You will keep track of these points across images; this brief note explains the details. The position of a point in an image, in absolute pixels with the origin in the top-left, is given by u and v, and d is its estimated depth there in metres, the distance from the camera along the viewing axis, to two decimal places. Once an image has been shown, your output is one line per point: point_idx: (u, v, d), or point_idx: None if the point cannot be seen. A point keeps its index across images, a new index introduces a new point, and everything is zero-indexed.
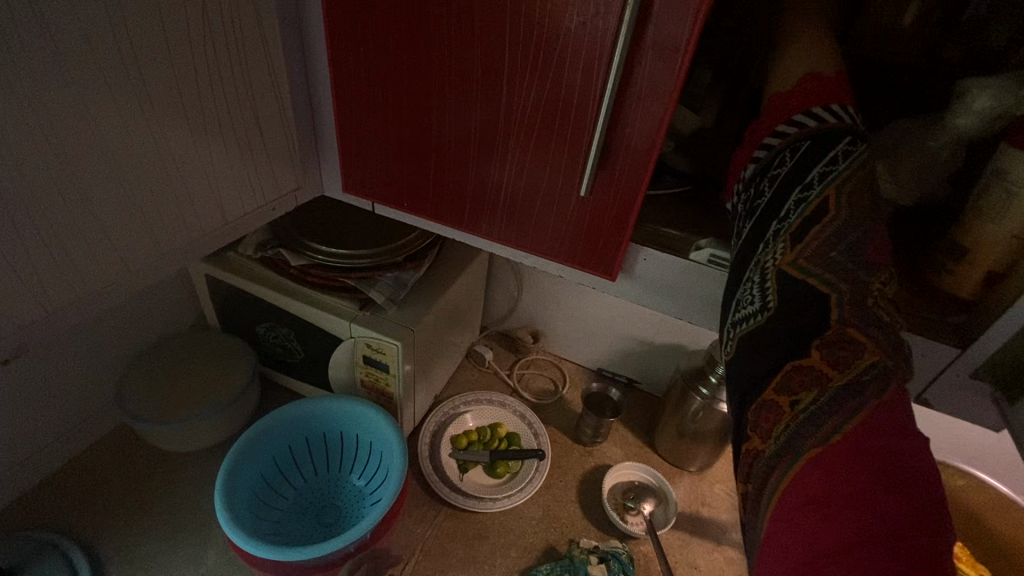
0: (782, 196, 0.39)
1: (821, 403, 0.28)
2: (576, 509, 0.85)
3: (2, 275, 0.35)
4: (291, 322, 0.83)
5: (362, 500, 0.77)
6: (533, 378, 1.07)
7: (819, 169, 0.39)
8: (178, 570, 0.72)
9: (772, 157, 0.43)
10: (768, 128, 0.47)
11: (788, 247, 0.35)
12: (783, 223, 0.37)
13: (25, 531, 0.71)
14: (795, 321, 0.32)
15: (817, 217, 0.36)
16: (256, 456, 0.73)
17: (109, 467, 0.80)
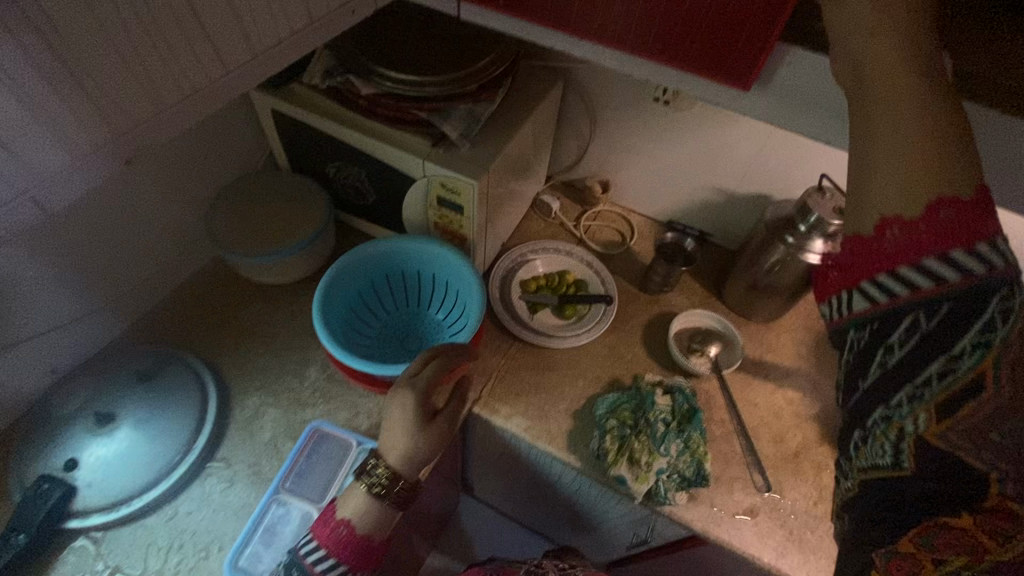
0: (925, 358, 0.32)
1: (972, 568, 0.33)
2: (641, 350, 0.88)
3: (86, 59, 0.34)
4: (362, 161, 0.82)
5: (442, 332, 0.83)
6: (600, 229, 1.04)
7: (972, 333, 0.31)
8: (286, 382, 0.81)
9: (897, 309, 0.33)
10: (882, 257, 0.33)
11: (929, 419, 0.32)
12: (918, 389, 0.33)
13: (151, 345, 0.80)
14: (933, 488, 0.33)
15: (965, 396, 0.31)
16: (344, 286, 0.77)
17: (211, 295, 0.87)
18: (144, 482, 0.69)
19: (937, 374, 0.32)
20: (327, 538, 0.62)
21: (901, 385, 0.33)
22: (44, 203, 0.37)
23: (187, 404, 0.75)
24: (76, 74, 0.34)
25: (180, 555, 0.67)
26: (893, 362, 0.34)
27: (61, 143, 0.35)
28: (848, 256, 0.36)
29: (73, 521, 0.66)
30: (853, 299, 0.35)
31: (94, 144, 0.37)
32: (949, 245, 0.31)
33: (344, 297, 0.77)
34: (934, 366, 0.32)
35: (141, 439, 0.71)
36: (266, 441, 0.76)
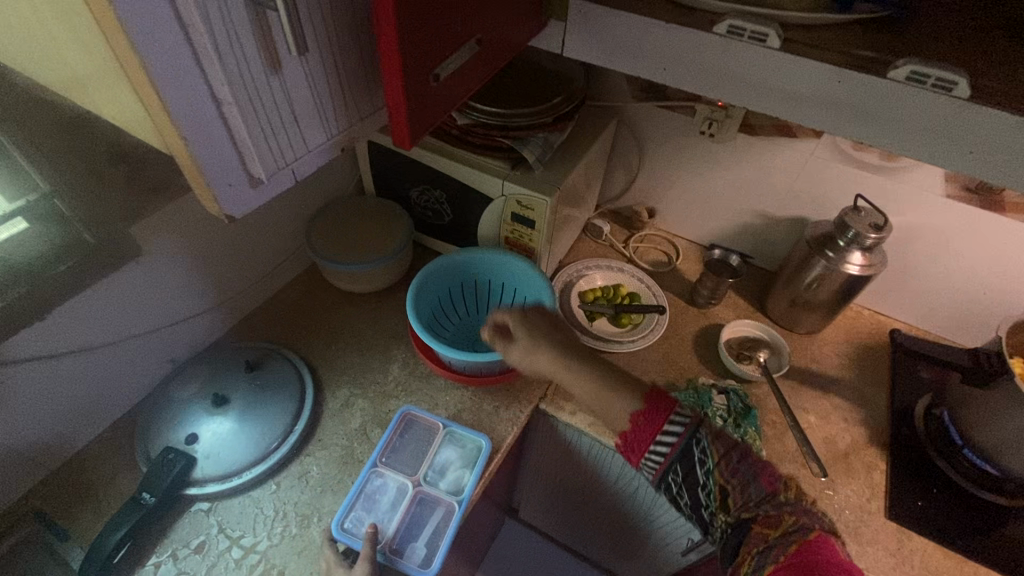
0: (685, 481, 0.60)
1: (760, 554, 0.53)
2: (694, 357, 0.95)
3: (348, 50, 0.38)
4: (444, 184, 0.93)
5: None
6: (647, 251, 1.14)
7: (695, 463, 0.58)
8: (371, 376, 0.90)
9: (663, 472, 0.60)
10: (642, 447, 0.60)
11: (717, 510, 0.58)
12: (705, 502, 0.59)
13: (254, 341, 0.91)
14: (730, 532, 0.57)
15: (716, 490, 0.58)
16: (429, 289, 0.87)
17: (304, 300, 0.98)
18: (251, 458, 0.77)
19: (703, 492, 0.59)
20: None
21: (696, 503, 0.60)
22: (297, 175, 0.41)
23: (288, 392, 0.84)
24: (338, 68, 0.38)
25: (283, 523, 0.74)
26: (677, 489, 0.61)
27: (321, 124, 0.40)
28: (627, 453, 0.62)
29: (192, 488, 0.74)
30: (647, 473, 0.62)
31: (340, 126, 0.41)
32: (656, 434, 0.59)
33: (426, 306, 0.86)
34: (700, 493, 0.59)
35: (250, 420, 0.80)
36: (356, 428, 0.83)
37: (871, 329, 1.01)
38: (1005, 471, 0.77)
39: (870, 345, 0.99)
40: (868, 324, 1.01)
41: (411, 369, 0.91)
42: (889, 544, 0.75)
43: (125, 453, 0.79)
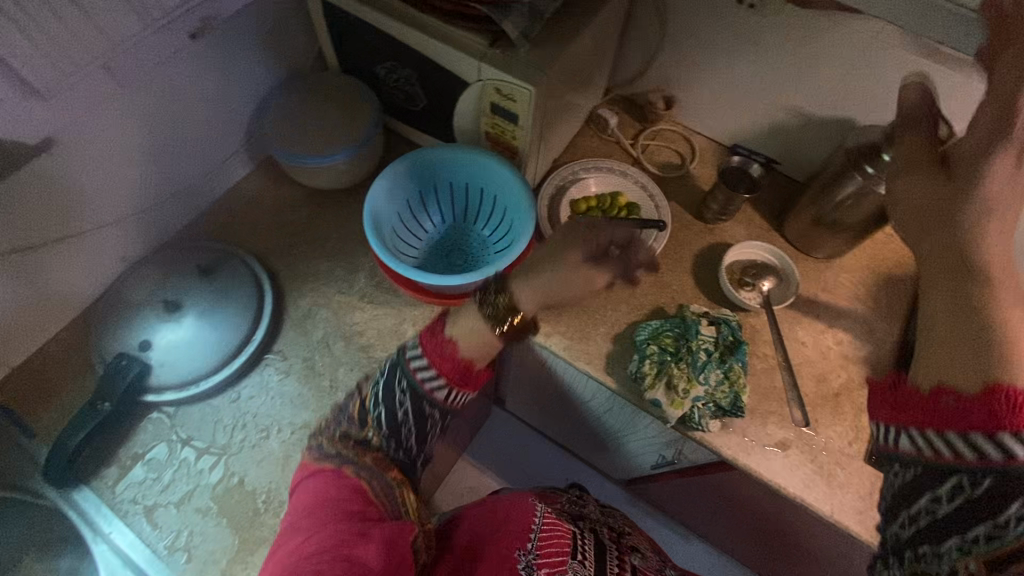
0: (390, 417, 0.66)
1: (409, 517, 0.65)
2: (690, 280, 0.86)
3: None
4: (412, 61, 0.77)
5: (486, 248, 0.88)
6: (657, 150, 0.98)
7: (397, 387, 0.66)
8: (336, 284, 0.84)
9: (421, 391, 0.66)
10: (447, 364, 0.65)
11: (374, 430, 0.65)
12: (374, 408, 0.66)
13: (207, 244, 0.83)
14: (392, 441, 0.66)
15: (373, 423, 0.65)
16: (389, 203, 0.81)
17: (265, 196, 0.90)
18: (208, 366, 0.74)
19: (398, 400, 0.65)
20: (432, 350, 0.65)
21: (390, 408, 0.65)
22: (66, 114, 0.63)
23: (242, 298, 0.79)
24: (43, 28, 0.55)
25: (243, 432, 0.73)
26: (374, 430, 0.65)
27: None
28: (442, 351, 0.65)
29: (149, 395, 0.73)
30: (428, 376, 0.65)
31: None
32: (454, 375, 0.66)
33: (445, 176, 0.85)
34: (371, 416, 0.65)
35: (205, 328, 0.76)
36: (319, 340, 0.80)
37: (900, 256, 0.89)
38: None
39: (893, 274, 0.88)
40: (898, 251, 0.89)
41: (379, 280, 0.85)
42: (860, 489, 0.73)
43: (78, 356, 0.77)
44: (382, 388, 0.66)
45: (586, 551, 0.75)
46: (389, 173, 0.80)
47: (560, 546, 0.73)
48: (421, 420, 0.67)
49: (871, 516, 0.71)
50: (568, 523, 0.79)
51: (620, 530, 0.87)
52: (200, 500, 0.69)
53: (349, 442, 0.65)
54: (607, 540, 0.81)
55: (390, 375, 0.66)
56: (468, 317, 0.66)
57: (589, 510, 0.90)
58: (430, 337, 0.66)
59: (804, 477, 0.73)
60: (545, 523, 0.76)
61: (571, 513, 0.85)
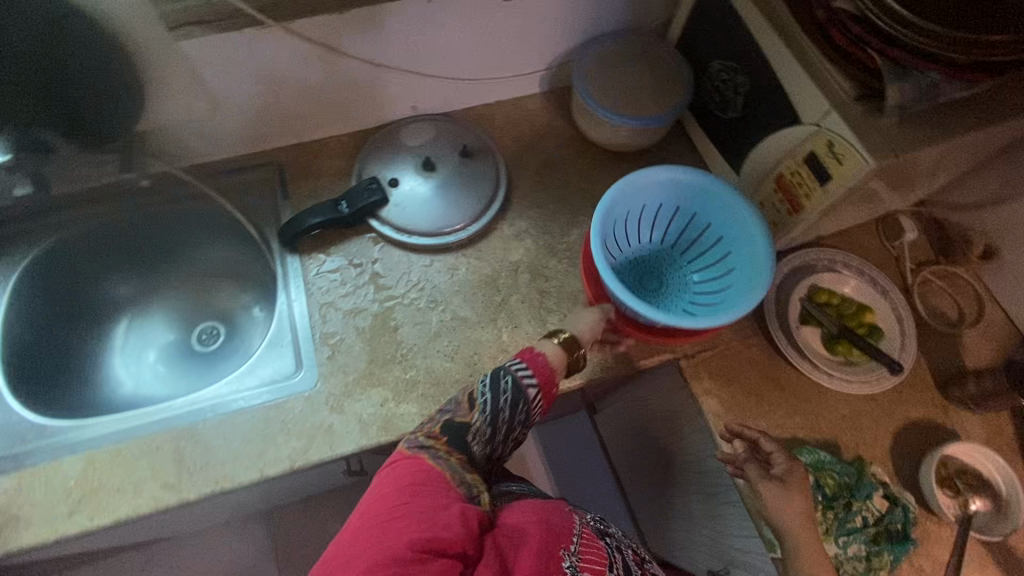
0: (492, 402, 0.65)
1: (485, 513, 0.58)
2: (885, 438, 0.75)
3: None
4: (756, 71, 0.74)
5: (682, 295, 0.82)
6: (937, 292, 0.84)
7: (500, 398, 0.65)
8: (552, 225, 0.87)
9: (518, 388, 0.66)
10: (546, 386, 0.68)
11: (470, 419, 0.64)
12: (476, 402, 0.65)
13: (476, 130, 0.91)
14: (483, 436, 0.64)
15: (474, 410, 0.65)
16: (629, 201, 0.77)
17: (541, 118, 0.95)
18: (424, 227, 0.83)
19: (501, 395, 0.65)
20: (534, 364, 0.68)
21: (496, 403, 0.65)
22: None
23: (480, 191, 0.86)
24: None
25: (417, 293, 0.82)
26: (478, 415, 0.64)
27: None
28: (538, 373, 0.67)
29: (374, 221, 0.84)
30: (524, 383, 0.66)
31: None
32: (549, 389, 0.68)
33: (709, 219, 0.79)
34: (477, 404, 0.65)
35: (441, 197, 0.85)
36: (513, 261, 0.84)
37: None
38: None
39: None
40: None
41: None
42: None
43: (344, 159, 0.90)
44: (489, 395, 0.65)
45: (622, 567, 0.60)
46: (667, 175, 0.76)
47: (597, 556, 0.58)
48: (520, 412, 0.66)
49: None
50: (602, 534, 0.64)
51: (644, 556, 0.70)
52: (363, 321, 0.80)
53: (438, 433, 0.63)
54: (635, 560, 0.66)
55: (490, 378, 0.67)
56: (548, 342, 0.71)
57: (612, 529, 0.73)
58: (527, 352, 0.69)
59: None
60: (583, 527, 0.61)
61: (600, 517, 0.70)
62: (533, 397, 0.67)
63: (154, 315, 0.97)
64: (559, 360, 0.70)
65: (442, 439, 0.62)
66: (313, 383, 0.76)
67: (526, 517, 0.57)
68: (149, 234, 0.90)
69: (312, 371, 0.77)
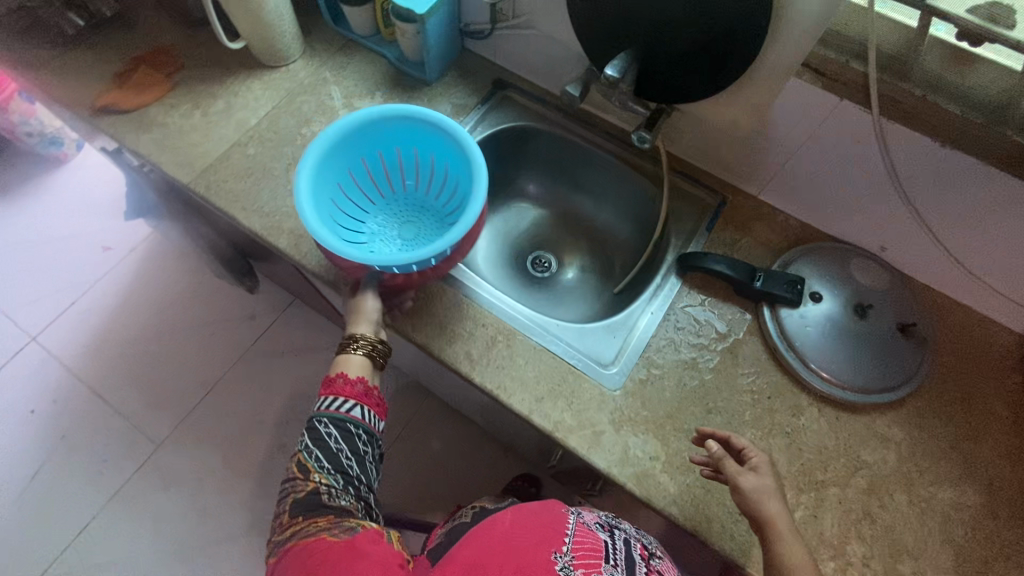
0: (321, 467, 0.67)
1: (389, 534, 0.65)
2: None
3: None
4: None
5: (438, 228, 0.93)
6: None
7: (321, 457, 0.67)
8: (929, 464, 0.73)
9: (343, 431, 0.69)
10: (366, 385, 0.73)
11: (311, 485, 0.65)
12: (309, 458, 0.67)
13: (926, 317, 0.79)
14: (331, 471, 0.67)
15: (307, 477, 0.66)
16: (393, 125, 0.83)
17: (1000, 357, 0.79)
18: (810, 356, 0.76)
19: (331, 449, 0.68)
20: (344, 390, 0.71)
21: (328, 459, 0.67)
22: None
23: (886, 374, 0.75)
24: None
25: (754, 399, 0.76)
26: (315, 477, 0.66)
27: None
28: (355, 386, 0.72)
29: (768, 310, 0.80)
30: (343, 419, 0.70)
31: None
32: (375, 390, 0.74)
33: (450, 146, 0.84)
34: (315, 467, 0.66)
35: (847, 346, 0.76)
36: (861, 457, 0.73)
37: None
38: None
39: None
40: None
41: (955, 517, 0.70)
42: None
43: (779, 236, 0.86)
44: (324, 453, 0.67)
45: (619, 560, 0.67)
46: (448, 124, 0.80)
47: (592, 548, 0.66)
48: (359, 440, 0.70)
49: None
50: (601, 533, 0.71)
51: (652, 552, 0.75)
52: (690, 378, 0.77)
53: (295, 513, 0.64)
54: (639, 556, 0.70)
55: (309, 440, 0.68)
56: (347, 358, 0.73)
57: (620, 524, 0.78)
58: (328, 381, 0.72)
59: None
60: (576, 529, 0.69)
61: (608, 521, 0.76)
62: (360, 420, 0.71)
63: (525, 218, 1.06)
64: (365, 371, 0.74)
65: (296, 518, 0.63)
66: (615, 387, 0.76)
67: (507, 517, 0.70)
68: (577, 164, 0.99)
69: (622, 376, 0.77)
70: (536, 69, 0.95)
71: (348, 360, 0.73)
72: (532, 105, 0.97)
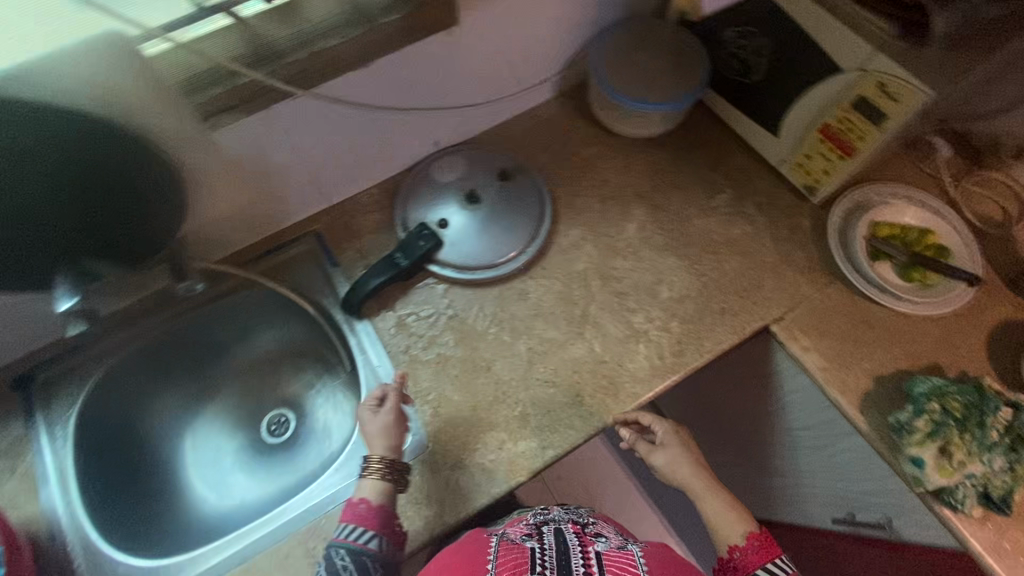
0: None
1: None
2: (979, 351, 0.77)
3: None
4: (783, 38, 0.75)
5: None
6: (978, 199, 0.87)
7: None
8: (608, 226, 0.86)
9: (360, 565, 0.61)
10: (388, 504, 0.65)
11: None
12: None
13: (506, 153, 0.89)
14: None
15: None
16: None
17: (561, 124, 0.94)
18: (487, 260, 0.81)
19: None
20: (365, 519, 0.63)
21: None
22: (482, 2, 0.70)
23: (527, 214, 0.85)
24: None
25: (500, 326, 0.79)
26: None
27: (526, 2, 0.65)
28: (384, 509, 0.64)
29: (434, 265, 0.81)
30: (377, 545, 0.62)
31: None
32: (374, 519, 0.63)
33: None
34: None
35: (494, 227, 0.83)
36: (580, 272, 0.83)
37: None
38: None
39: None
40: None
41: (650, 234, 0.86)
42: None
43: (379, 212, 0.87)
44: (340, 574, 0.60)
45: (546, 558, 0.68)
46: None
47: (517, 555, 0.68)
48: (392, 531, 0.64)
49: None
50: (528, 543, 0.73)
51: (583, 524, 0.80)
52: (454, 368, 0.76)
53: None
54: (572, 541, 0.73)
55: (340, 559, 0.61)
56: (369, 489, 0.65)
57: (552, 515, 0.83)
58: (348, 504, 0.64)
59: None
60: (498, 549, 0.70)
61: (534, 526, 0.79)
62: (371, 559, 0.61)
63: (209, 421, 0.89)
64: (377, 490, 0.65)
65: None
66: (425, 446, 0.72)
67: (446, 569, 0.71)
68: (191, 340, 0.85)
69: (419, 433, 0.73)
70: (36, 336, 0.74)
71: (364, 501, 0.63)
72: (80, 358, 0.77)
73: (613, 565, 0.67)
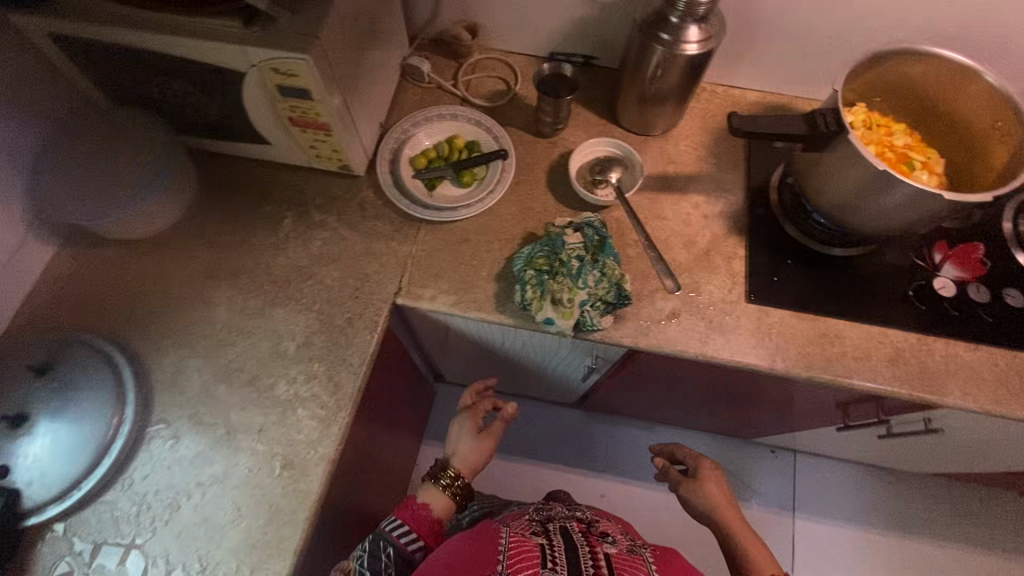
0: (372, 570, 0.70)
1: None
2: (549, 199, 0.86)
3: None
4: (185, 73, 0.70)
5: None
6: (481, 82, 0.96)
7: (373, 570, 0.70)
8: (197, 330, 0.78)
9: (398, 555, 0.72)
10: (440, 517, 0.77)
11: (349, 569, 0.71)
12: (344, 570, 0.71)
13: (34, 343, 0.74)
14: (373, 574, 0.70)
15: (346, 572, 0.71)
16: None
17: (83, 268, 0.80)
18: (84, 467, 0.68)
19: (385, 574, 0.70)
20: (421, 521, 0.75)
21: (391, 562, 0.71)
22: None
23: (97, 385, 0.71)
24: None
25: (150, 511, 0.68)
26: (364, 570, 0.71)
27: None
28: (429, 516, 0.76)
29: (29, 519, 0.66)
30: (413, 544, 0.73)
31: None
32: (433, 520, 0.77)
33: None
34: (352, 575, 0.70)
35: (62, 429, 0.68)
36: (198, 393, 0.74)
37: (726, 106, 0.94)
38: (846, 228, 0.76)
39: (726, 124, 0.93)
40: (723, 103, 0.94)
41: (243, 305, 0.79)
42: (747, 325, 0.78)
43: None
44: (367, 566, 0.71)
45: (556, 554, 0.65)
46: None
47: (525, 557, 0.64)
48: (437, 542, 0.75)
49: (763, 346, 0.77)
50: (539, 537, 0.70)
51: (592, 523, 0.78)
52: None
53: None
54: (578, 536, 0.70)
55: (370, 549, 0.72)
56: (433, 492, 0.79)
57: (553, 513, 0.80)
58: (407, 506, 0.77)
59: (699, 333, 0.78)
60: (508, 543, 0.66)
61: (540, 520, 0.77)
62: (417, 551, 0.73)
63: None
64: (436, 498, 0.79)
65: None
66: None
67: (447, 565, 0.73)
68: None
69: None
70: None
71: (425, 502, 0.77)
72: None
73: (625, 565, 0.64)
